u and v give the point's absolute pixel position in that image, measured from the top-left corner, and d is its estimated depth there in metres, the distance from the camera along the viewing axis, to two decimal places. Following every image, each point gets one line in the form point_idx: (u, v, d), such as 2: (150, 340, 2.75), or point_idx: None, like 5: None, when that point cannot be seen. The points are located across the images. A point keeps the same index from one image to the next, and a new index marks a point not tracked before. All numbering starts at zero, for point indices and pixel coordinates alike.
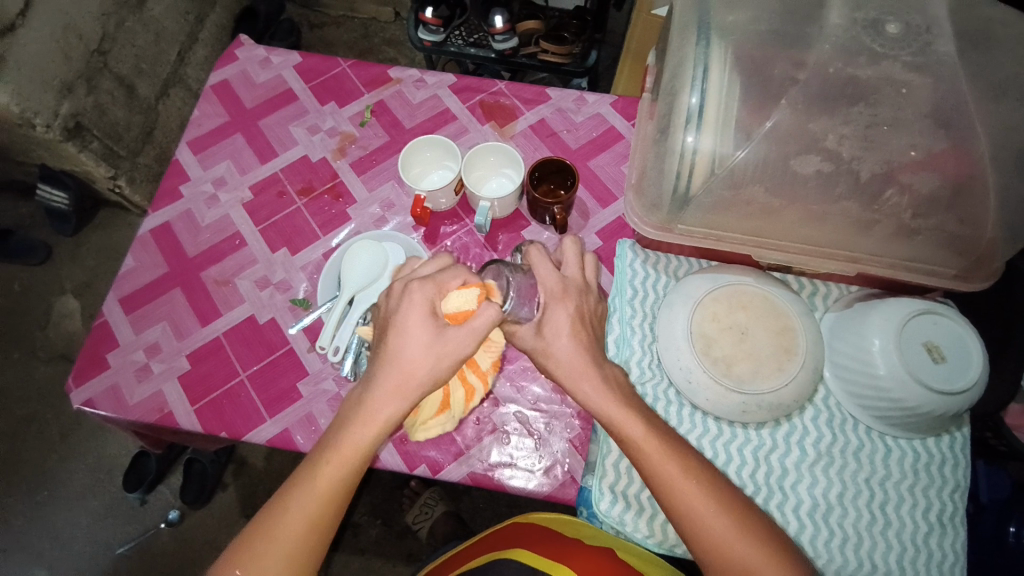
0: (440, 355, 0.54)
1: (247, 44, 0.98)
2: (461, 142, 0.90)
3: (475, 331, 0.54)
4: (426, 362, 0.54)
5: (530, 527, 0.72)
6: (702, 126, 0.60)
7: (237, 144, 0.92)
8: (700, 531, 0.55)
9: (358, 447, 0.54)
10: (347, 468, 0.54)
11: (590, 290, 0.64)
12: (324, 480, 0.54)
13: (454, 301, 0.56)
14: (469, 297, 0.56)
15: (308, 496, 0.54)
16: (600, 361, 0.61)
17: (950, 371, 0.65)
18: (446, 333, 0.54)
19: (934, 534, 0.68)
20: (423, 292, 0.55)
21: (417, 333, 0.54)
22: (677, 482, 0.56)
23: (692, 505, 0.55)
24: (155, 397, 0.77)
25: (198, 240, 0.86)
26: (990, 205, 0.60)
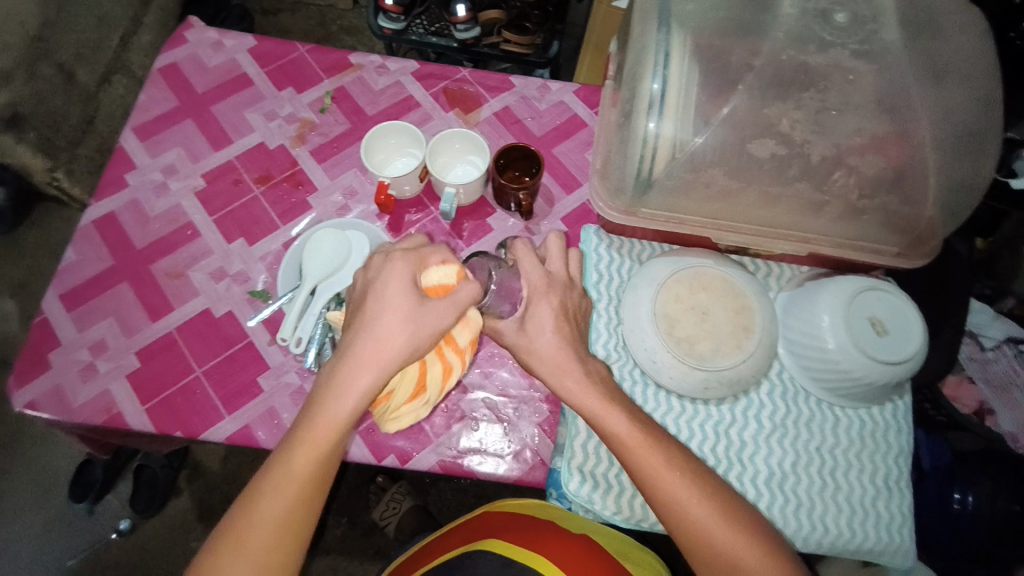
0: (417, 329, 0.53)
1: (198, 26, 0.94)
2: (425, 129, 0.89)
3: (457, 305, 0.55)
4: (401, 331, 0.53)
5: (505, 515, 0.72)
6: (663, 111, 0.62)
7: (188, 130, 0.88)
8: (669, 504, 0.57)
9: (328, 434, 0.53)
10: (320, 457, 0.53)
11: (573, 285, 0.66)
12: (295, 471, 0.53)
13: (433, 276, 0.56)
14: (449, 272, 0.57)
15: (278, 489, 0.53)
16: (573, 340, 0.61)
17: (892, 343, 0.69)
18: (427, 305, 0.54)
19: (880, 497, 0.73)
20: (405, 262, 0.55)
21: (394, 302, 0.53)
22: (646, 462, 0.58)
23: (661, 480, 0.57)
24: (103, 397, 0.73)
25: (146, 232, 0.82)
26: (929, 185, 0.64)
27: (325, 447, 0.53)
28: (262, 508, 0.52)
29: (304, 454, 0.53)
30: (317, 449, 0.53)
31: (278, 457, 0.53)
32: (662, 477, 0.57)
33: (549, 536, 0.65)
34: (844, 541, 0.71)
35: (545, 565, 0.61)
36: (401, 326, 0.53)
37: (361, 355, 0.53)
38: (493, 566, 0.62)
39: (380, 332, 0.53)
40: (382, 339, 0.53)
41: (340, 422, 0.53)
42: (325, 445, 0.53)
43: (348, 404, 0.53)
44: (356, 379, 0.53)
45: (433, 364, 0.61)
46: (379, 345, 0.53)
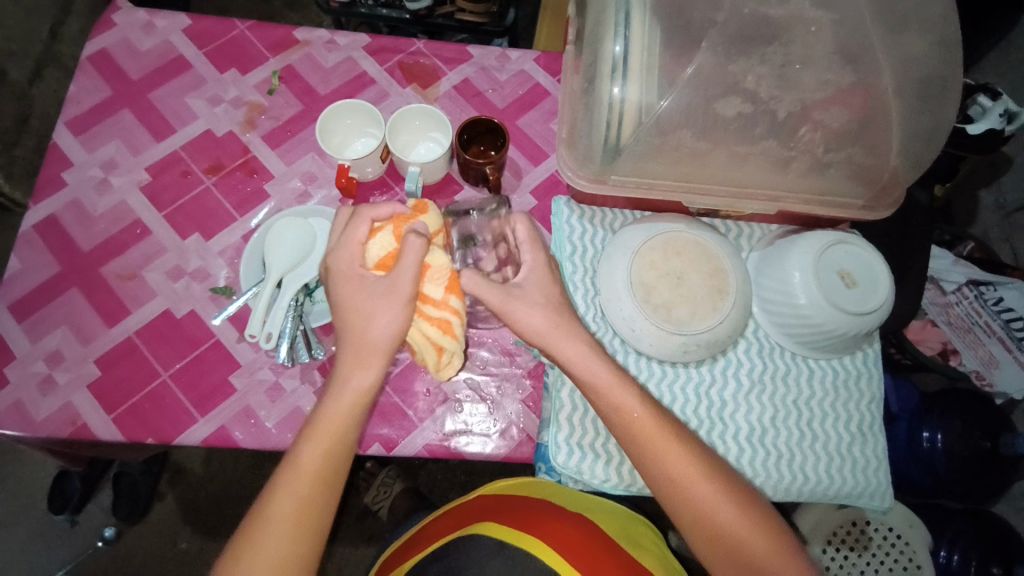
0: (386, 313, 0.57)
1: (126, 7, 0.87)
2: (383, 107, 0.85)
3: (407, 264, 0.57)
4: (379, 323, 0.57)
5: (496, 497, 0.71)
6: (627, 75, 0.62)
7: (127, 120, 0.82)
8: (680, 492, 0.57)
9: (333, 431, 0.56)
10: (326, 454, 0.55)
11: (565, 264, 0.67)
12: (301, 469, 0.54)
13: (374, 249, 0.61)
14: (387, 237, 0.61)
15: (290, 489, 0.54)
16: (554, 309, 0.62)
17: (860, 295, 0.71)
18: (378, 285, 0.58)
19: (855, 443, 0.76)
20: (348, 243, 0.60)
21: (364, 296, 0.58)
22: (655, 448, 0.58)
23: (673, 475, 0.57)
24: (65, 409, 0.70)
25: (92, 233, 0.77)
26: (892, 135, 0.64)
27: (332, 447, 0.55)
28: (274, 508, 0.53)
29: (311, 452, 0.55)
30: (326, 446, 0.55)
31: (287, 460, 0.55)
32: (674, 465, 0.58)
33: (545, 514, 0.65)
34: (823, 487, 0.73)
35: (540, 547, 0.61)
36: (373, 321, 0.57)
37: (351, 358, 0.57)
38: (487, 551, 0.62)
39: (364, 332, 0.57)
40: (370, 335, 0.57)
41: (341, 421, 0.56)
42: (331, 447, 0.55)
43: (348, 404, 0.57)
44: (349, 379, 0.57)
45: (423, 324, 0.61)
46: (365, 347, 0.57)
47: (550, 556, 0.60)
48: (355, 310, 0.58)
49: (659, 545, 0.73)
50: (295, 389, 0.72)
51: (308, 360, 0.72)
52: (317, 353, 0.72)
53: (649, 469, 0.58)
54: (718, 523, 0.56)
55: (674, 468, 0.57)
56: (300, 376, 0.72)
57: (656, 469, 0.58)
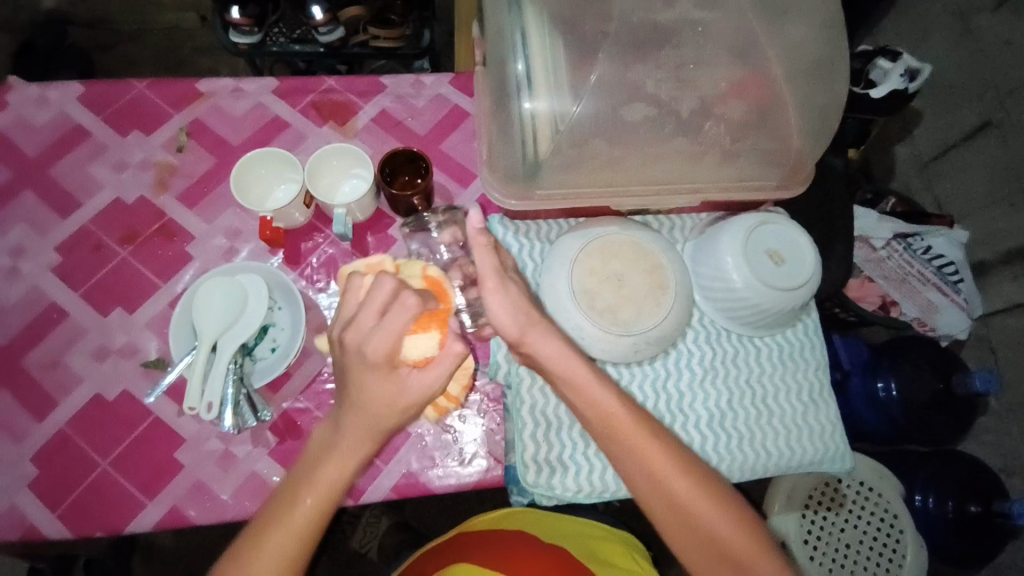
0: (410, 392, 0.52)
1: (13, 82, 0.82)
2: (301, 150, 0.84)
3: (443, 365, 0.54)
4: (412, 389, 0.52)
5: (472, 537, 0.71)
6: (534, 91, 0.64)
7: (29, 201, 0.78)
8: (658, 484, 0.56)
9: (332, 485, 0.52)
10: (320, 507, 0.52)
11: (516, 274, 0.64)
12: (296, 521, 0.52)
13: (414, 347, 0.56)
14: (431, 340, 0.56)
15: (284, 536, 0.51)
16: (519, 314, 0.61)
17: (791, 270, 0.73)
18: (413, 383, 0.52)
19: (809, 410, 0.78)
20: (380, 338, 0.51)
21: (379, 380, 0.51)
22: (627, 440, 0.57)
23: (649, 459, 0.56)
24: (12, 511, 0.66)
25: (7, 325, 0.73)
26: (790, 119, 0.67)
27: (325, 502, 0.52)
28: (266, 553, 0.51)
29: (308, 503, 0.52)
30: (320, 501, 0.52)
31: (279, 506, 0.52)
32: (648, 452, 0.56)
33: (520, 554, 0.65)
34: (785, 460, 0.75)
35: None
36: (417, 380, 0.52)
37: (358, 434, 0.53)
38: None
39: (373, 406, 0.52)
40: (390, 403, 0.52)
41: (339, 483, 0.53)
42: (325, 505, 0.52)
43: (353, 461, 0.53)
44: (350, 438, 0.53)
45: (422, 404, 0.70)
46: (373, 415, 0.52)
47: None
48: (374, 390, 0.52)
49: (638, 561, 0.74)
50: (248, 454, 0.70)
51: (256, 423, 0.69)
52: (264, 415, 0.70)
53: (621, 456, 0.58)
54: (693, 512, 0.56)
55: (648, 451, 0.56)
56: (251, 441, 0.70)
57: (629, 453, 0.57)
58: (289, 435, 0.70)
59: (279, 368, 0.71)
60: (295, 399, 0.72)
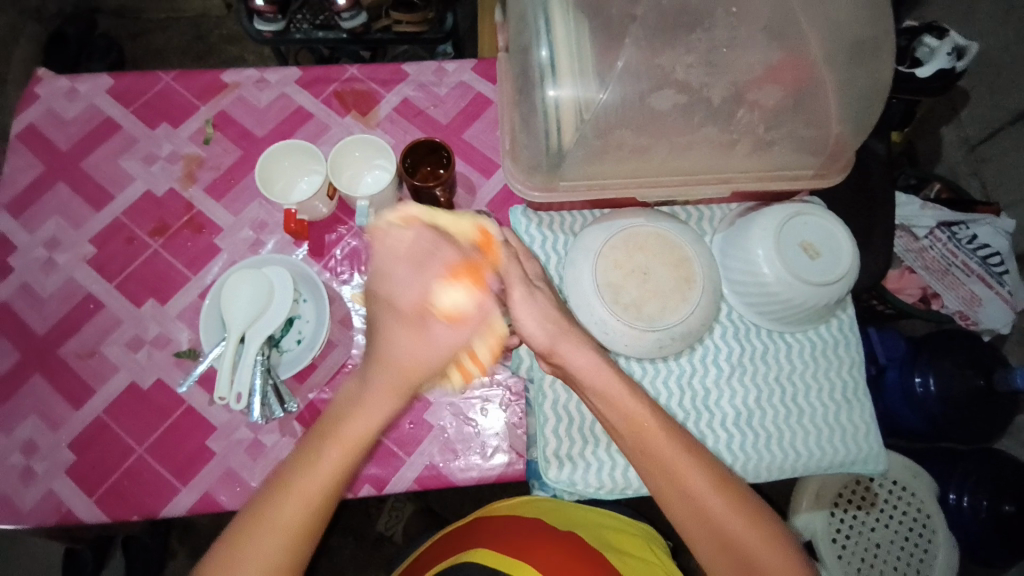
0: (436, 348, 0.51)
1: (45, 76, 0.84)
2: (324, 140, 0.83)
3: (474, 324, 0.52)
4: (428, 364, 0.51)
5: (493, 521, 0.71)
6: (558, 79, 0.61)
7: (64, 194, 0.80)
8: (675, 480, 0.55)
9: (357, 440, 0.51)
10: (339, 472, 0.51)
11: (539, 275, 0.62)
12: (315, 479, 0.50)
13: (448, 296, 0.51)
14: (460, 293, 0.51)
15: (296, 496, 0.50)
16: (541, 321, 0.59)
17: (825, 265, 0.70)
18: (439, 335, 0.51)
19: (841, 410, 0.75)
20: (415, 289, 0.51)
21: (409, 331, 0.51)
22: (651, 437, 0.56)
23: (664, 457, 0.55)
24: (49, 497, 0.69)
25: (46, 315, 0.75)
26: (830, 104, 0.64)
27: (351, 452, 0.51)
28: (281, 506, 0.50)
29: (329, 462, 0.50)
30: (344, 450, 0.51)
31: (295, 468, 0.51)
32: (662, 447, 0.55)
33: (539, 547, 0.64)
34: (816, 460, 0.73)
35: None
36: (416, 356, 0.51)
37: (376, 378, 0.51)
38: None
39: (394, 360, 0.51)
40: (401, 366, 0.51)
41: (361, 436, 0.51)
42: (341, 467, 0.51)
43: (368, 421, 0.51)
44: (376, 396, 0.51)
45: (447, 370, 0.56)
46: (392, 373, 0.51)
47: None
48: (399, 345, 0.51)
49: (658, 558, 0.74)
50: (275, 443, 0.71)
51: (283, 414, 0.71)
52: (291, 406, 0.71)
53: (640, 453, 0.56)
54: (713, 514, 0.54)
55: (662, 446, 0.55)
56: (279, 430, 0.71)
57: (646, 447, 0.56)
58: (314, 425, 0.72)
59: (305, 359, 0.72)
60: (320, 390, 0.73)
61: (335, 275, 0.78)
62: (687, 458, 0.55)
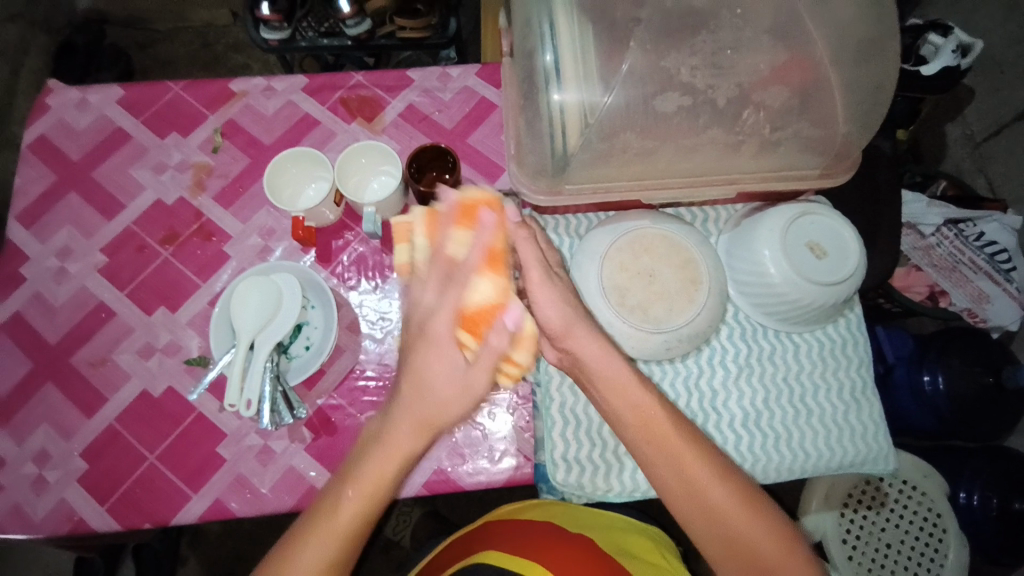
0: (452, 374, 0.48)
1: (56, 87, 0.85)
2: (330, 147, 0.84)
3: (491, 345, 0.48)
4: (449, 404, 0.48)
5: (505, 523, 0.71)
6: (563, 83, 0.62)
7: (75, 204, 0.81)
8: (700, 497, 0.54)
9: (376, 485, 0.49)
10: (362, 516, 0.50)
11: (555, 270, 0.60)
12: (338, 526, 0.50)
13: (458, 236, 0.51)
14: (486, 293, 0.49)
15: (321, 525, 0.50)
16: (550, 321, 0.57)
17: (832, 264, 0.70)
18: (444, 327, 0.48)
19: (851, 410, 0.75)
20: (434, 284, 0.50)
21: (442, 349, 0.48)
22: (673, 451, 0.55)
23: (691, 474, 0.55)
24: (62, 505, 0.69)
25: (58, 324, 0.76)
26: (835, 104, 0.64)
27: (373, 493, 0.50)
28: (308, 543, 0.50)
29: (351, 507, 0.50)
30: (368, 493, 0.49)
31: (323, 512, 0.50)
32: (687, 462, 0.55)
33: (550, 551, 0.64)
34: (825, 460, 0.73)
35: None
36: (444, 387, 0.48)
37: (403, 420, 0.49)
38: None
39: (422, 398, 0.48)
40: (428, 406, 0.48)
41: (386, 481, 0.49)
42: (366, 512, 0.50)
43: (393, 467, 0.49)
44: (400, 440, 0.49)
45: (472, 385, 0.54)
46: (422, 418, 0.48)
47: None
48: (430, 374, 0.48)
49: (669, 559, 0.74)
50: (285, 449, 0.71)
51: (293, 420, 0.71)
52: (301, 412, 0.71)
53: (663, 468, 0.56)
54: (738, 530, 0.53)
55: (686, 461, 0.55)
56: (288, 436, 0.72)
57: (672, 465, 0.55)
58: (323, 431, 0.72)
59: (314, 365, 0.72)
60: (328, 395, 0.73)
61: (343, 281, 0.78)
62: (711, 475, 0.55)
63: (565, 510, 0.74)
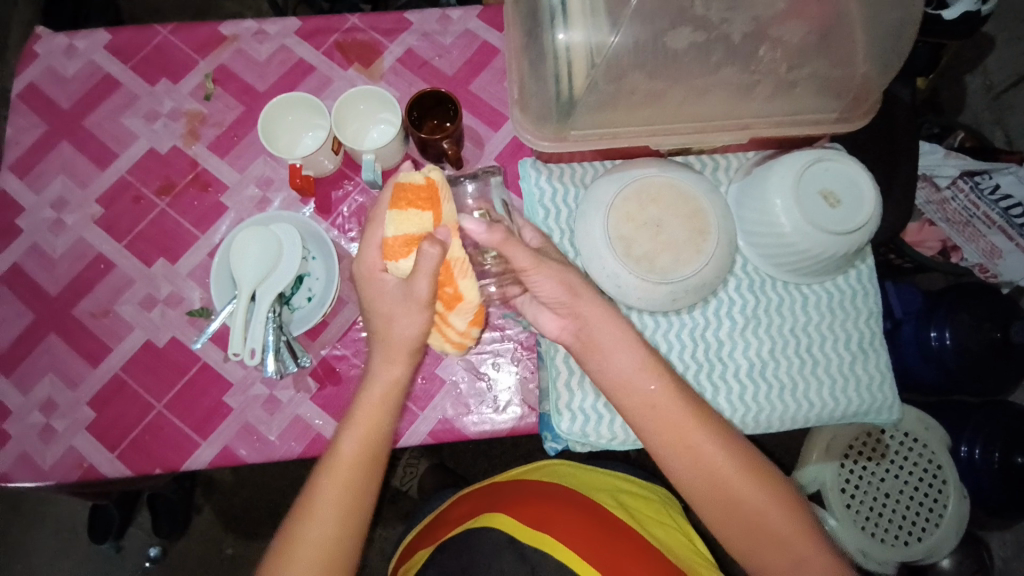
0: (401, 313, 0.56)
1: (41, 33, 0.82)
2: (327, 94, 0.81)
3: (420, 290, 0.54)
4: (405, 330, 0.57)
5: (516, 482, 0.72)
6: (569, 21, 0.59)
7: (67, 153, 0.79)
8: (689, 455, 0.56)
9: (370, 425, 0.57)
10: (364, 443, 0.57)
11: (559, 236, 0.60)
12: (343, 458, 0.56)
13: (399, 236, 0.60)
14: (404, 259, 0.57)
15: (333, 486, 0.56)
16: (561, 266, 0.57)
17: (845, 213, 0.68)
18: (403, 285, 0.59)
19: (857, 361, 0.75)
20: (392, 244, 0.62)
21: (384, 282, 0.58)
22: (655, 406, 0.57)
23: (678, 432, 0.57)
24: (71, 453, 0.70)
25: (58, 276, 0.76)
26: (856, 41, 0.61)
27: (368, 433, 0.58)
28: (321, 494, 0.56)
29: (354, 436, 0.57)
30: (363, 434, 0.57)
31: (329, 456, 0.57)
32: (675, 418, 0.57)
33: (554, 512, 0.65)
34: (829, 410, 0.73)
35: (550, 544, 0.61)
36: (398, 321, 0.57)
37: (381, 355, 0.58)
38: (497, 545, 0.62)
39: (391, 333, 0.57)
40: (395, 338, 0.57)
41: (377, 405, 0.58)
42: (365, 450, 0.57)
43: (382, 391, 0.58)
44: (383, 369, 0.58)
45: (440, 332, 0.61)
46: (393, 345, 0.57)
47: (563, 552, 0.60)
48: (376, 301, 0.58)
49: (674, 518, 0.76)
50: (291, 398, 0.72)
51: (297, 368, 0.71)
52: (305, 360, 0.71)
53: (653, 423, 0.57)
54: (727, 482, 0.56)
55: (675, 419, 0.57)
56: (294, 386, 0.72)
57: (660, 418, 0.57)
58: (328, 381, 0.72)
59: (316, 316, 0.71)
60: (332, 346, 0.73)
61: (344, 233, 0.77)
62: (700, 432, 0.57)
63: (570, 472, 0.76)
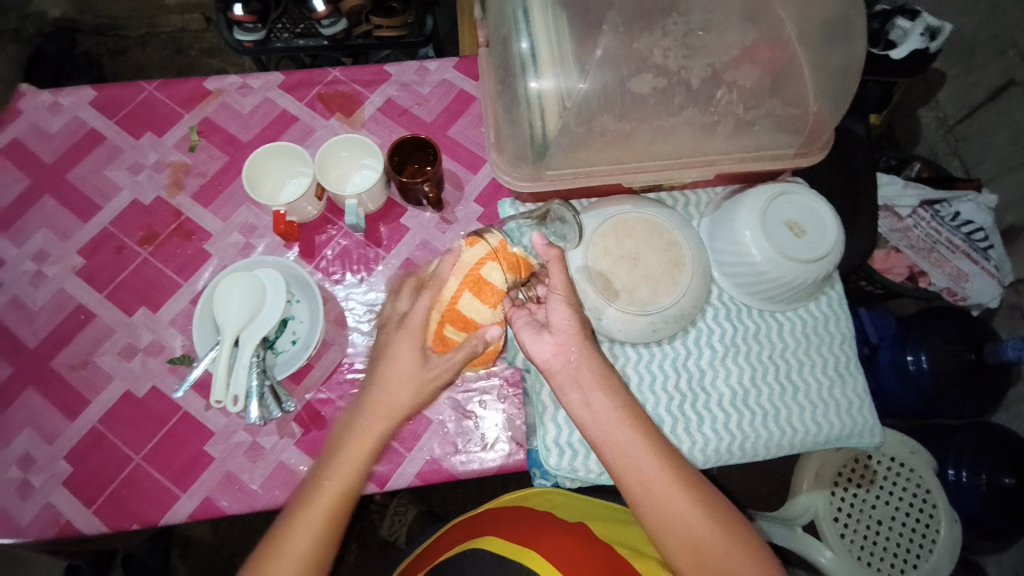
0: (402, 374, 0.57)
1: (28, 91, 0.84)
2: (310, 143, 0.84)
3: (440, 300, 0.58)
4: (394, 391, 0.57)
5: (499, 511, 0.71)
6: (539, 69, 0.63)
7: (51, 207, 0.80)
8: (659, 512, 0.53)
9: (352, 469, 0.57)
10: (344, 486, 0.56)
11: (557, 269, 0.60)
12: (320, 501, 0.56)
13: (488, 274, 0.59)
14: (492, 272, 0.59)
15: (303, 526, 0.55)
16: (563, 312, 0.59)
17: (810, 242, 0.71)
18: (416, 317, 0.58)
19: (835, 385, 0.76)
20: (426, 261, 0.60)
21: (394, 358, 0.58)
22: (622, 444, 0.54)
23: (649, 485, 0.53)
24: (45, 511, 0.68)
25: (37, 328, 0.75)
26: (807, 82, 0.66)
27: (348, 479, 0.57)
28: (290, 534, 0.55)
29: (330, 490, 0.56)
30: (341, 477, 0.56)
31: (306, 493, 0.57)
32: (651, 474, 0.53)
33: (543, 533, 0.64)
34: (812, 436, 0.74)
35: (537, 560, 0.59)
36: (392, 384, 0.57)
37: (372, 407, 0.57)
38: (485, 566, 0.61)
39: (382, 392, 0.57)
40: (386, 398, 0.57)
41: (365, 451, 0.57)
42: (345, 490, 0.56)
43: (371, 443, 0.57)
44: (372, 426, 0.57)
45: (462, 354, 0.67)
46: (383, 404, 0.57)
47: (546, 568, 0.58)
48: (388, 374, 0.57)
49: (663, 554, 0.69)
50: (274, 445, 0.71)
51: (282, 413, 0.70)
52: (289, 405, 0.71)
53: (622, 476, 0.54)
54: (699, 536, 0.52)
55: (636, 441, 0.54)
56: (277, 432, 0.71)
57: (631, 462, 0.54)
58: (313, 425, 0.72)
59: (300, 359, 0.71)
60: (317, 390, 0.73)
61: (328, 276, 0.78)
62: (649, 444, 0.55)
63: (565, 501, 0.73)
